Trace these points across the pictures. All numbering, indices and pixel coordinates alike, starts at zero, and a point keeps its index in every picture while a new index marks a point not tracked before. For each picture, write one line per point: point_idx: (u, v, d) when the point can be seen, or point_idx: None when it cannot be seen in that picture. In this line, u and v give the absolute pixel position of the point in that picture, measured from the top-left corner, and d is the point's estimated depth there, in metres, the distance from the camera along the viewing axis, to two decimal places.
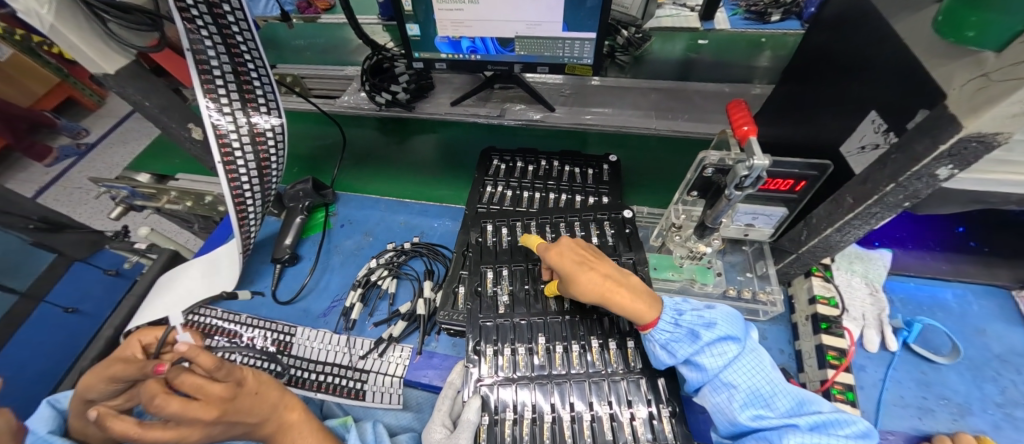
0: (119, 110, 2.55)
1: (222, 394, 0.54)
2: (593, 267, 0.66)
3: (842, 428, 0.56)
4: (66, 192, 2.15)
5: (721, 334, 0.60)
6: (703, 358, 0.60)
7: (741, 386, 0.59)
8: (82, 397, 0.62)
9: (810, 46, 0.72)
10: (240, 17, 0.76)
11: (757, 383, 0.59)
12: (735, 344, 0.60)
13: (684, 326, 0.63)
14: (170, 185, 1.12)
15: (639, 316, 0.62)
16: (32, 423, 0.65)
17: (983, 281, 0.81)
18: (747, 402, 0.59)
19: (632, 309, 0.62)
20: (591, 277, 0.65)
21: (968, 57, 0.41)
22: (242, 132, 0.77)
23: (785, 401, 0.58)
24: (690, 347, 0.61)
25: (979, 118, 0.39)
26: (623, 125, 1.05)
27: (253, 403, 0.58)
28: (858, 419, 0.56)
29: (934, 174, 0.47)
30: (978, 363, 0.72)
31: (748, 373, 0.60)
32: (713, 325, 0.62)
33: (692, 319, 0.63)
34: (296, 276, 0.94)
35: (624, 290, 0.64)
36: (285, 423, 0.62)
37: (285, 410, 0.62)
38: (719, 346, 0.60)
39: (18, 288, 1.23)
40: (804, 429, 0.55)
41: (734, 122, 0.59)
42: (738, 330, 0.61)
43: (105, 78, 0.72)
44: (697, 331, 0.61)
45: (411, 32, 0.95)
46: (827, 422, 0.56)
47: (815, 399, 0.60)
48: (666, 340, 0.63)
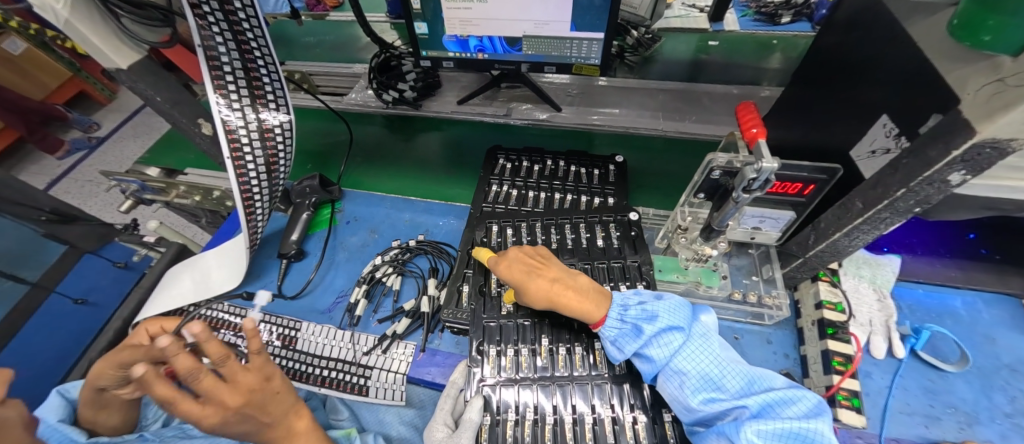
0: (130, 104, 2.58)
1: (250, 384, 0.57)
2: (541, 274, 0.68)
3: (790, 407, 0.56)
4: (77, 184, 2.18)
5: (664, 325, 0.61)
6: (650, 350, 0.61)
7: (691, 372, 0.60)
8: (93, 385, 0.64)
9: (821, 48, 0.72)
10: (250, 14, 0.77)
11: (706, 367, 0.60)
12: (679, 333, 0.61)
13: (629, 322, 0.64)
14: (179, 179, 1.14)
15: (588, 315, 0.65)
16: (43, 412, 0.67)
17: (993, 289, 0.80)
18: (700, 387, 0.59)
19: (581, 310, 0.65)
20: (540, 283, 0.67)
21: (984, 61, 0.40)
22: (251, 128, 0.78)
23: (736, 381, 0.59)
24: (635, 341, 0.62)
25: (995, 123, 0.38)
26: (630, 126, 1.05)
27: (271, 402, 0.59)
28: (806, 393, 0.56)
29: (947, 180, 0.47)
30: (987, 372, 0.71)
31: (696, 359, 0.60)
32: (656, 317, 0.62)
33: (635, 313, 0.64)
34: (302, 271, 0.95)
35: (571, 292, 0.67)
36: (291, 431, 0.62)
37: (293, 418, 0.62)
38: (664, 336, 0.61)
39: (30, 278, 1.27)
40: (753, 409, 0.55)
41: (743, 124, 0.58)
42: (681, 317, 0.62)
43: (117, 73, 0.73)
44: (640, 325, 0.62)
45: (420, 30, 0.95)
46: (777, 399, 0.56)
47: (769, 377, 0.60)
48: (615, 337, 0.64)
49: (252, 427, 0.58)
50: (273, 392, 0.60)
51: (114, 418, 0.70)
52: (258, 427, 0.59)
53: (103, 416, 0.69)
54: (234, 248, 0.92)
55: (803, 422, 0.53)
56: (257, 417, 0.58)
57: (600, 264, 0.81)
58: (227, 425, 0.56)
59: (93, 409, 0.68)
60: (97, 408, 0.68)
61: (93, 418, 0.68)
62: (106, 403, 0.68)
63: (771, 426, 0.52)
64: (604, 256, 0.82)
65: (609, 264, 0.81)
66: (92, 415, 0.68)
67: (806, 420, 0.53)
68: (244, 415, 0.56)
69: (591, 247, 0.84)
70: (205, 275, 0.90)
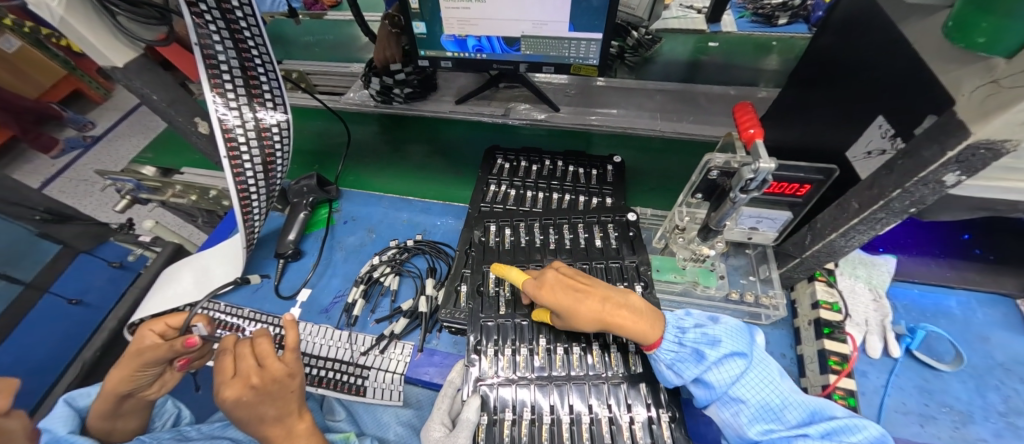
0: (125, 103, 2.56)
1: (276, 373, 0.61)
2: (590, 293, 0.65)
3: (854, 434, 0.56)
4: (71, 184, 2.16)
5: (727, 350, 0.60)
6: (711, 376, 0.60)
7: (750, 400, 0.59)
8: (117, 393, 0.66)
9: (817, 50, 0.72)
10: (248, 14, 0.77)
11: (768, 397, 0.59)
12: (741, 360, 0.60)
13: (689, 346, 0.62)
14: (175, 178, 1.13)
15: (643, 337, 0.61)
16: (50, 422, 0.65)
17: (987, 289, 0.81)
18: (758, 417, 0.59)
19: (636, 331, 0.61)
20: (590, 305, 0.64)
21: (978, 63, 0.41)
22: (248, 127, 0.77)
23: (797, 412, 0.58)
24: (696, 367, 0.61)
25: (989, 124, 0.38)
26: (628, 126, 1.05)
27: (283, 397, 0.62)
28: (868, 424, 0.55)
29: (941, 180, 0.47)
30: (981, 371, 0.71)
31: (757, 386, 0.60)
32: (718, 342, 0.61)
33: (696, 338, 0.63)
34: (299, 271, 0.95)
35: (624, 312, 0.63)
36: (290, 432, 0.63)
37: (295, 419, 0.63)
38: (725, 362, 0.60)
39: (23, 278, 1.22)
40: (816, 437, 0.56)
41: (740, 125, 0.58)
42: (744, 345, 0.61)
43: (113, 71, 0.72)
44: (703, 350, 0.61)
45: (418, 30, 0.95)
46: (840, 427, 0.56)
47: (829, 406, 0.59)
48: (672, 360, 0.62)
49: (259, 415, 0.60)
50: (288, 390, 0.62)
51: (130, 422, 0.71)
52: (261, 420, 0.61)
53: (120, 423, 0.70)
54: (232, 249, 0.91)
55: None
56: (267, 407, 0.60)
57: (599, 265, 0.81)
58: (241, 407, 0.59)
59: (108, 420, 0.69)
60: (113, 418, 0.69)
61: (108, 428, 0.69)
62: (123, 411, 0.69)
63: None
64: (602, 257, 0.82)
65: (607, 264, 0.81)
66: (105, 425, 0.69)
67: None
68: (259, 399, 0.60)
69: (590, 248, 0.84)
70: (203, 274, 0.90)
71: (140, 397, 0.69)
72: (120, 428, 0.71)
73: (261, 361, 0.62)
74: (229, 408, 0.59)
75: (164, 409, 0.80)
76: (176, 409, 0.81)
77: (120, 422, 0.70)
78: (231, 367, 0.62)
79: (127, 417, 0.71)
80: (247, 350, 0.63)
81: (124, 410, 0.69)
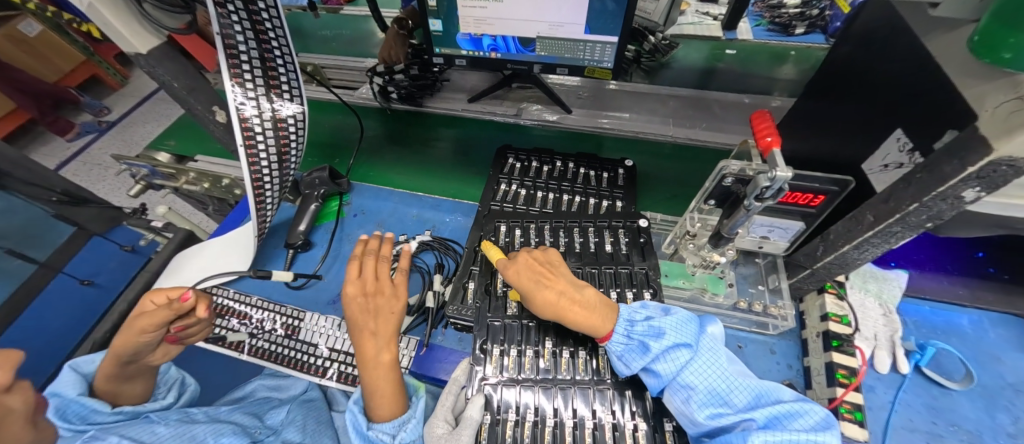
0: (142, 89, 2.59)
1: (388, 290, 0.73)
2: (548, 285, 0.68)
3: (798, 420, 0.55)
4: (86, 167, 2.19)
5: (671, 341, 0.61)
6: (657, 366, 0.61)
7: (699, 387, 0.59)
8: (118, 357, 0.68)
9: (835, 60, 0.72)
10: (270, 7, 0.77)
11: (713, 382, 0.59)
12: (687, 349, 0.60)
13: (636, 338, 0.64)
14: (190, 166, 1.15)
15: (593, 330, 0.65)
16: (58, 386, 0.67)
17: (1001, 308, 0.80)
18: (707, 402, 0.58)
19: (588, 323, 0.65)
20: (546, 296, 0.66)
21: (1003, 79, 0.40)
22: (265, 118, 0.79)
23: (743, 396, 0.59)
24: (642, 358, 0.62)
25: (1012, 141, 0.38)
26: (640, 131, 1.05)
27: (384, 313, 0.71)
28: (814, 406, 0.56)
29: (960, 196, 0.46)
30: (991, 392, 0.70)
31: (704, 373, 0.60)
32: (662, 334, 0.62)
33: (642, 330, 0.64)
34: (307, 262, 0.95)
35: (577, 307, 0.66)
36: (378, 357, 0.67)
37: (385, 347, 0.68)
38: (671, 351, 0.61)
39: (39, 258, 1.28)
40: (760, 423, 0.55)
41: (757, 133, 0.58)
42: (689, 333, 0.61)
43: (136, 57, 0.73)
44: (647, 342, 0.62)
45: (434, 27, 0.96)
46: (785, 412, 0.56)
47: (776, 389, 0.59)
48: (621, 352, 0.64)
49: (363, 324, 0.69)
50: (389, 309, 0.72)
51: (136, 388, 0.73)
52: (362, 328, 0.69)
53: (127, 387, 0.72)
54: (244, 237, 0.93)
55: (814, 435, 0.53)
56: (370, 316, 0.70)
57: (608, 270, 0.81)
58: (357, 308, 0.70)
59: (115, 382, 0.71)
60: (119, 381, 0.71)
61: (115, 391, 0.71)
62: (131, 375, 0.72)
63: (778, 440, 0.52)
64: (612, 262, 0.82)
65: (617, 269, 0.81)
66: (113, 388, 0.71)
67: (816, 432, 0.53)
68: (369, 307, 0.71)
69: (599, 253, 0.84)
70: (218, 262, 0.93)
71: (144, 363, 0.72)
72: (127, 391, 0.73)
73: (378, 275, 0.75)
74: (348, 305, 0.71)
75: (168, 376, 0.80)
76: (180, 376, 0.80)
77: (126, 387, 0.73)
78: (356, 271, 0.74)
79: (134, 381, 0.73)
80: (372, 264, 0.76)
81: (131, 374, 0.72)
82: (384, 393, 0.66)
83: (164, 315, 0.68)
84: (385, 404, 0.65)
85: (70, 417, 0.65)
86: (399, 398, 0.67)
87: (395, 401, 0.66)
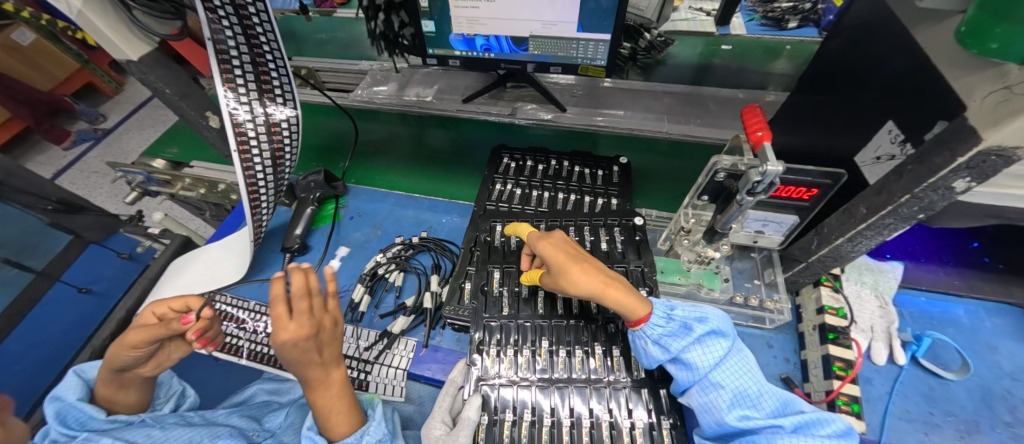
0: (137, 96, 2.59)
1: (326, 322, 0.62)
2: (587, 263, 0.67)
3: (823, 428, 0.56)
4: (82, 175, 2.19)
5: (712, 328, 0.61)
6: (693, 354, 0.60)
7: (728, 386, 0.59)
8: (111, 366, 0.67)
9: (827, 55, 0.72)
10: (261, 10, 0.77)
11: (744, 383, 0.59)
12: (723, 341, 0.61)
13: (677, 320, 0.63)
14: (184, 172, 1.15)
15: (628, 309, 0.62)
16: (59, 391, 0.68)
17: (995, 298, 0.80)
18: (735, 403, 0.58)
19: (624, 300, 0.62)
20: (585, 270, 0.65)
21: (990, 69, 0.41)
22: (259, 122, 0.78)
23: (770, 402, 0.58)
24: (683, 340, 0.61)
25: (1000, 131, 0.38)
26: (635, 128, 1.02)
27: (327, 343, 0.62)
28: (835, 417, 0.56)
29: (951, 186, 0.47)
30: (987, 381, 0.71)
31: (736, 373, 0.60)
32: (705, 319, 0.62)
33: (684, 313, 0.63)
34: (304, 265, 0.95)
35: (615, 284, 0.64)
36: (327, 379, 0.63)
37: (335, 367, 0.64)
38: (709, 341, 0.61)
39: (34, 267, 1.25)
40: (788, 431, 0.55)
41: (748, 127, 0.58)
42: (728, 327, 0.62)
43: (128, 64, 0.73)
44: (691, 324, 0.62)
45: (427, 28, 0.96)
46: (810, 420, 0.56)
47: (796, 399, 0.60)
48: (659, 335, 0.62)
49: (306, 361, 0.59)
50: (332, 338, 0.63)
51: (130, 396, 0.72)
52: (306, 364, 0.60)
53: (122, 394, 0.71)
54: (240, 241, 0.93)
55: None
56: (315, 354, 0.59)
57: (603, 268, 0.81)
58: (298, 349, 0.58)
59: (112, 388, 0.70)
60: (116, 387, 0.70)
61: (110, 398, 0.71)
62: (124, 383, 0.70)
63: None
64: (607, 260, 0.82)
65: (613, 268, 0.81)
66: (111, 394, 0.70)
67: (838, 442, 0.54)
68: (311, 348, 0.59)
69: (595, 251, 0.84)
70: (213, 267, 0.93)
71: (136, 374, 0.70)
72: (122, 401, 0.72)
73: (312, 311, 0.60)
74: (281, 350, 0.57)
75: (169, 386, 0.80)
76: (181, 387, 0.81)
77: (119, 396, 0.71)
78: (287, 312, 0.58)
79: (128, 389, 0.72)
80: (303, 301, 0.59)
81: (126, 381, 0.70)
82: (337, 410, 0.62)
83: (157, 331, 0.65)
84: (344, 420, 0.62)
85: (69, 423, 0.65)
86: (356, 415, 0.64)
87: (354, 417, 0.63)
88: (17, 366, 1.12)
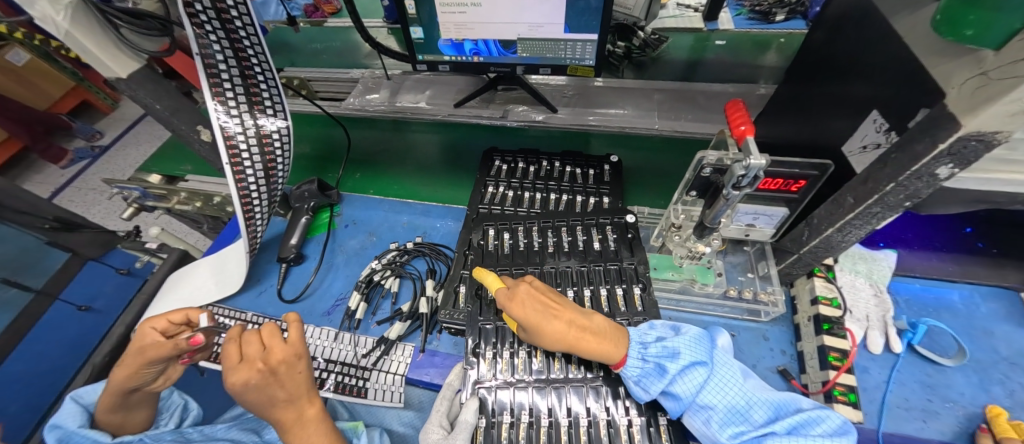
0: (132, 113, 2.60)
1: (285, 355, 0.62)
2: (557, 316, 0.65)
3: (816, 427, 0.56)
4: (81, 193, 2.19)
5: (687, 361, 0.60)
6: (676, 387, 0.60)
7: (718, 406, 0.59)
8: (119, 389, 0.67)
9: (811, 46, 0.72)
10: (247, 23, 0.79)
11: (733, 399, 0.59)
12: (703, 368, 0.60)
13: (651, 360, 0.62)
14: (180, 186, 1.16)
15: (607, 357, 0.62)
16: (59, 419, 0.68)
17: (990, 282, 0.80)
18: (728, 421, 0.59)
19: (600, 352, 0.62)
20: (556, 325, 0.63)
21: (966, 56, 0.41)
22: (250, 134, 0.79)
23: (762, 411, 0.59)
24: (660, 381, 0.60)
25: (978, 116, 0.39)
26: (626, 126, 1.03)
27: (292, 378, 0.61)
28: (830, 413, 0.57)
29: (935, 173, 0.47)
30: (985, 365, 0.71)
31: (723, 391, 0.60)
32: (677, 354, 0.61)
33: (656, 351, 0.63)
34: (301, 275, 0.96)
35: (588, 334, 0.63)
36: (300, 417, 0.61)
37: (305, 403, 0.62)
38: (688, 372, 0.60)
39: (35, 286, 1.27)
40: (782, 434, 0.57)
41: (732, 121, 0.58)
42: (701, 352, 0.61)
43: (118, 82, 0.74)
44: (664, 364, 0.61)
45: (416, 34, 0.97)
46: (804, 419, 0.57)
47: (793, 399, 0.60)
48: (638, 376, 0.62)
49: (269, 399, 0.59)
50: (295, 371, 0.62)
51: (138, 416, 0.73)
52: (272, 403, 0.60)
53: (130, 416, 0.72)
54: (235, 254, 0.94)
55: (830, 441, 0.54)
56: (275, 390, 0.59)
57: (597, 267, 0.81)
58: (250, 391, 0.58)
59: (117, 413, 0.70)
60: (121, 411, 0.70)
61: (117, 422, 0.71)
62: (130, 406, 0.71)
63: None
64: (601, 258, 0.82)
65: (606, 266, 0.81)
66: (113, 418, 0.70)
67: (832, 438, 0.54)
68: (266, 385, 0.59)
69: (588, 250, 0.84)
70: (212, 279, 0.94)
71: (146, 391, 0.71)
72: (130, 421, 0.72)
73: (264, 348, 0.62)
74: (237, 393, 0.58)
75: (170, 401, 0.80)
76: (183, 401, 0.81)
77: (128, 415, 0.72)
78: (236, 353, 0.61)
79: (135, 410, 0.72)
80: (253, 338, 0.63)
81: (132, 402, 0.71)
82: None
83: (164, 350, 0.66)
84: None
85: None
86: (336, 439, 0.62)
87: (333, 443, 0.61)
88: (18, 385, 1.12)
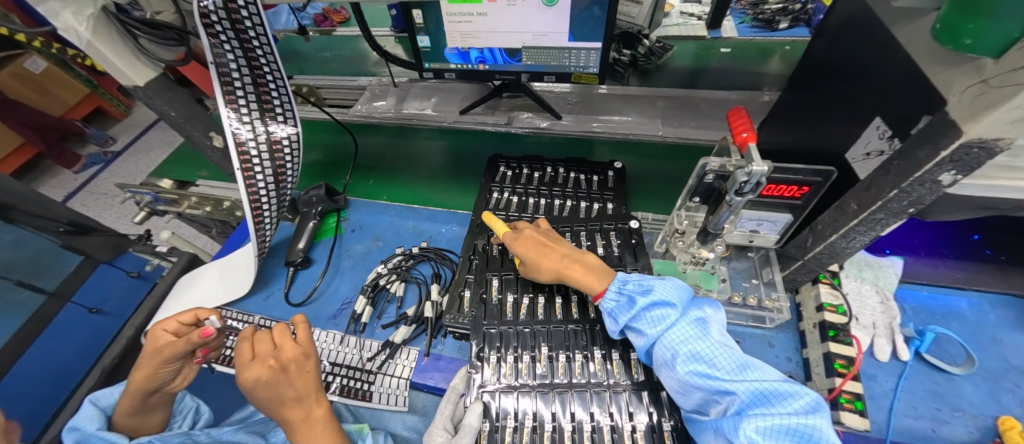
0: (145, 119, 2.66)
1: (293, 354, 0.63)
2: (552, 248, 0.73)
3: (788, 402, 0.52)
4: (93, 198, 2.24)
5: (656, 298, 0.63)
6: (641, 324, 0.63)
7: (680, 346, 0.59)
8: (140, 392, 0.68)
9: (813, 54, 0.73)
10: (260, 33, 0.79)
11: (695, 343, 0.59)
12: (672, 309, 0.62)
13: (626, 294, 0.66)
14: (191, 191, 1.18)
15: (588, 287, 0.68)
16: (77, 421, 0.69)
17: (999, 290, 0.80)
18: (689, 361, 0.58)
19: (583, 282, 0.69)
20: (548, 257, 0.72)
21: (967, 64, 0.42)
22: (260, 140, 0.81)
23: (728, 362, 0.57)
24: (628, 312, 0.64)
25: (979, 123, 0.39)
26: (630, 133, 1.04)
27: (299, 377, 0.62)
28: (805, 390, 0.52)
29: (938, 180, 0.47)
30: (994, 374, 0.70)
31: (686, 336, 0.60)
32: (650, 291, 0.64)
33: (633, 288, 0.66)
34: (308, 279, 0.97)
35: (577, 266, 0.71)
36: (306, 417, 0.61)
37: (313, 403, 0.62)
38: (655, 310, 0.63)
39: (47, 288, 1.29)
40: (743, 397, 0.53)
41: (734, 129, 0.59)
42: (675, 296, 0.63)
43: (135, 90, 0.77)
44: (635, 297, 0.64)
45: (423, 43, 0.99)
46: (771, 391, 0.53)
47: (763, 369, 0.56)
48: (612, 309, 0.66)
49: (277, 398, 0.60)
50: (304, 370, 0.63)
51: (154, 418, 0.74)
52: (280, 402, 0.60)
53: (147, 419, 0.73)
54: (245, 258, 0.95)
55: (796, 420, 0.49)
56: (284, 389, 0.60)
57: None
58: (260, 388, 0.60)
59: (134, 416, 0.71)
60: (138, 414, 0.72)
61: (134, 424, 0.72)
62: (149, 409, 0.72)
63: (765, 421, 0.50)
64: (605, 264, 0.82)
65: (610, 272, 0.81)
66: (129, 421, 0.71)
67: (805, 415, 0.50)
68: (275, 383, 0.60)
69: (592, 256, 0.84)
70: (221, 282, 0.95)
71: (165, 391, 0.72)
72: (147, 424, 0.74)
73: (276, 347, 0.64)
74: (248, 390, 0.60)
75: (183, 404, 0.81)
76: (195, 404, 0.81)
77: (146, 418, 0.73)
78: (250, 351, 0.63)
79: (152, 412, 0.73)
80: (265, 337, 0.65)
81: (151, 405, 0.72)
82: None
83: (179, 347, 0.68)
84: None
85: None
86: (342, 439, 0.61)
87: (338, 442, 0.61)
88: (28, 386, 1.14)
